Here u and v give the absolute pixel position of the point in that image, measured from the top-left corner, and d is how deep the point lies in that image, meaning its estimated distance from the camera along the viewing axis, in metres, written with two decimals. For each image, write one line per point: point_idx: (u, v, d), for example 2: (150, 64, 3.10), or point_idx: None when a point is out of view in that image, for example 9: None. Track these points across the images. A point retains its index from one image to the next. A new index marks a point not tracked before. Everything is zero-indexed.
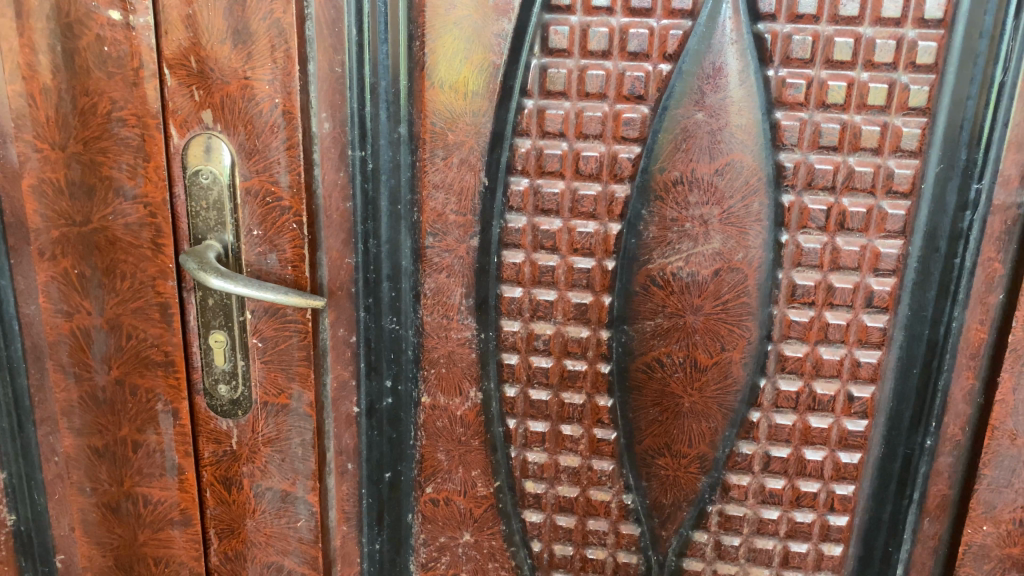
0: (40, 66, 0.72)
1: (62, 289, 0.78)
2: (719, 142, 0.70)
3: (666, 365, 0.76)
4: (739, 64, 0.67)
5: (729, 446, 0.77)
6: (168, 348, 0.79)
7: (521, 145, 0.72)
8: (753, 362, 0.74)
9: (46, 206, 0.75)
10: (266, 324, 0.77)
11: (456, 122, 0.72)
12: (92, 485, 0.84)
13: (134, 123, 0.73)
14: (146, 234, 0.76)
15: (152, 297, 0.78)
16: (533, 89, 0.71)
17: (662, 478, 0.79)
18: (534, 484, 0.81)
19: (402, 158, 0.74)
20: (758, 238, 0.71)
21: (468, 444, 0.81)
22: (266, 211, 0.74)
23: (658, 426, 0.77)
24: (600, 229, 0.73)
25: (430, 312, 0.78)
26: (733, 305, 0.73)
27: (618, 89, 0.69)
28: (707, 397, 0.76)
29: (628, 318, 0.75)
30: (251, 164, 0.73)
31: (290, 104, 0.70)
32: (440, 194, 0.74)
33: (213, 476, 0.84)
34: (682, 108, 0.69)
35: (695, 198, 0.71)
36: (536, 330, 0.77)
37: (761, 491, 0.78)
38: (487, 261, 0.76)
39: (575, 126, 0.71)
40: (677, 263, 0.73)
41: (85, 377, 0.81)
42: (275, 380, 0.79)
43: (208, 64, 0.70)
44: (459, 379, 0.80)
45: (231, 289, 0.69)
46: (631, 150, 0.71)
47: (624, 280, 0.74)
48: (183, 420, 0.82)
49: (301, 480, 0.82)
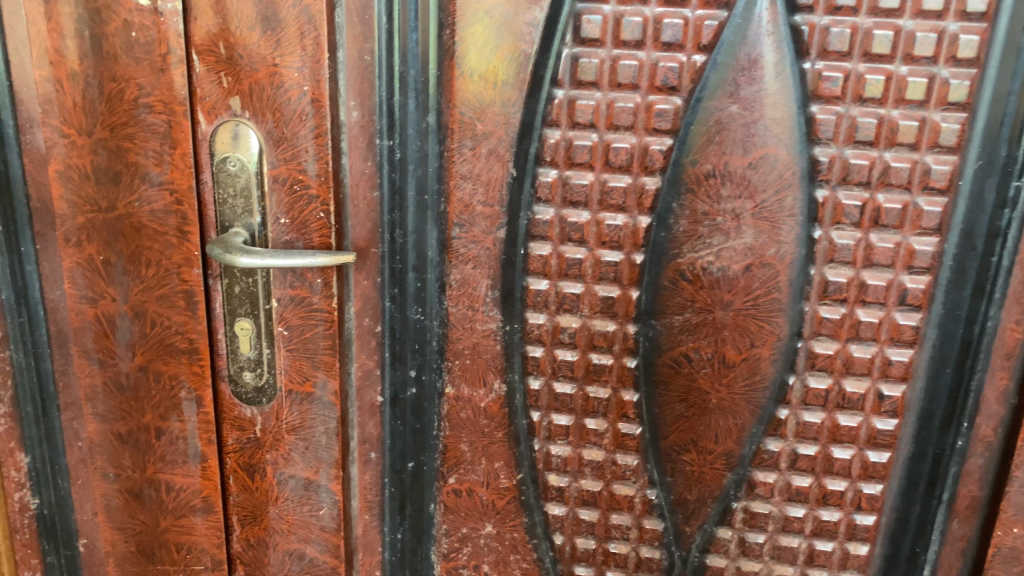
0: (67, 51, 0.72)
1: (87, 276, 0.78)
2: (753, 136, 0.68)
3: (693, 360, 0.74)
4: (776, 57, 0.66)
5: (756, 443, 0.76)
6: (193, 335, 0.79)
7: (550, 136, 0.70)
8: (783, 359, 0.73)
9: (73, 192, 0.76)
10: (292, 312, 0.77)
11: (485, 112, 0.71)
12: (115, 471, 0.85)
13: (160, 109, 0.72)
14: (172, 221, 0.76)
15: (177, 284, 0.78)
16: (564, 79, 0.69)
17: (687, 474, 0.78)
18: (558, 477, 0.81)
19: (430, 148, 0.73)
20: (790, 233, 0.70)
21: (491, 436, 0.81)
22: (292, 200, 0.74)
23: (684, 422, 0.77)
24: (629, 222, 0.71)
25: (455, 304, 0.77)
26: (764, 301, 0.72)
27: (650, 79, 0.68)
28: (735, 393, 0.75)
29: (655, 312, 0.74)
30: (278, 152, 0.73)
31: (318, 92, 0.70)
32: (468, 185, 0.73)
33: (237, 463, 0.84)
34: (716, 101, 0.68)
35: (727, 191, 0.70)
36: (562, 323, 0.76)
37: (787, 489, 0.77)
38: (514, 253, 0.75)
39: (606, 117, 0.69)
40: (707, 258, 0.71)
41: (109, 363, 0.81)
42: (300, 368, 0.79)
43: (237, 50, 0.70)
44: (483, 370, 0.79)
45: (258, 265, 0.70)
46: (662, 142, 0.69)
47: (652, 274, 0.73)
48: (207, 408, 0.82)
49: (324, 468, 0.83)
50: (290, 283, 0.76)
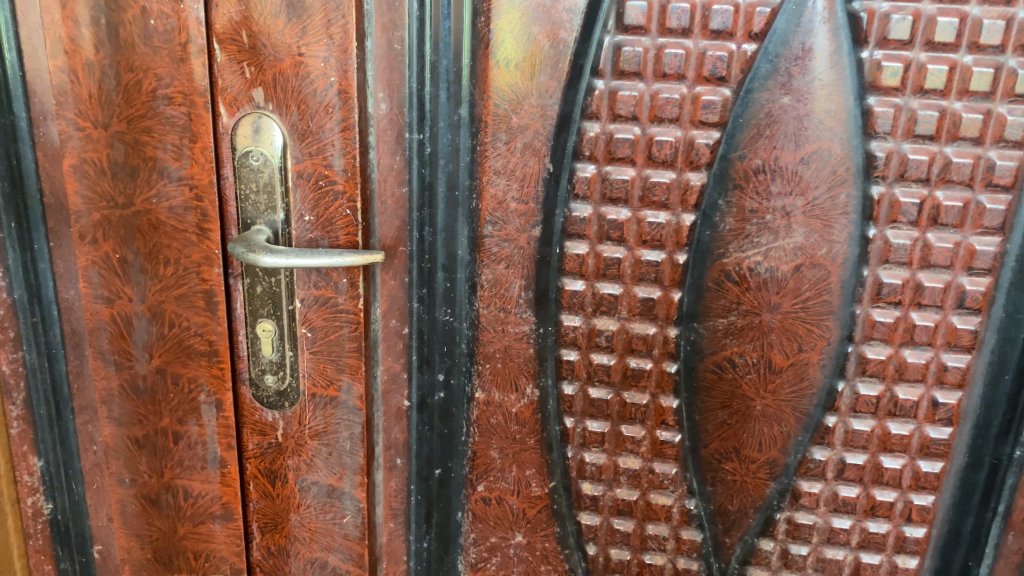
0: (83, 40, 0.69)
1: (102, 275, 0.75)
2: (805, 129, 0.64)
3: (738, 365, 0.71)
4: (831, 45, 0.62)
5: (802, 452, 0.73)
6: (213, 337, 0.76)
7: (589, 129, 0.67)
8: (832, 364, 0.70)
9: (88, 187, 0.73)
10: (316, 313, 0.74)
11: (521, 104, 0.67)
12: (131, 477, 0.82)
13: (180, 100, 0.69)
14: (191, 218, 0.72)
15: (197, 284, 0.74)
16: (605, 70, 0.65)
17: (729, 483, 0.75)
18: (591, 485, 0.77)
19: (462, 142, 0.69)
20: (843, 232, 0.66)
21: (523, 443, 0.77)
22: (318, 196, 0.71)
23: (727, 430, 0.73)
24: (672, 220, 0.68)
25: (486, 305, 0.74)
26: (813, 303, 0.68)
27: (697, 69, 0.64)
28: (781, 400, 0.71)
29: (698, 315, 0.70)
30: (303, 146, 0.69)
31: (346, 83, 0.67)
32: (502, 180, 0.70)
33: (257, 468, 0.81)
34: (767, 92, 0.64)
35: (777, 188, 0.66)
36: (598, 326, 0.72)
37: (834, 499, 0.74)
38: (549, 252, 0.71)
39: (649, 109, 0.65)
40: (754, 258, 0.68)
41: (126, 365, 0.78)
42: (324, 371, 0.76)
43: (261, 39, 0.67)
44: (515, 374, 0.75)
45: (283, 264, 0.66)
46: (708, 135, 0.65)
47: (695, 274, 0.69)
48: (227, 413, 0.79)
49: (348, 475, 0.80)
50: (314, 283, 0.73)
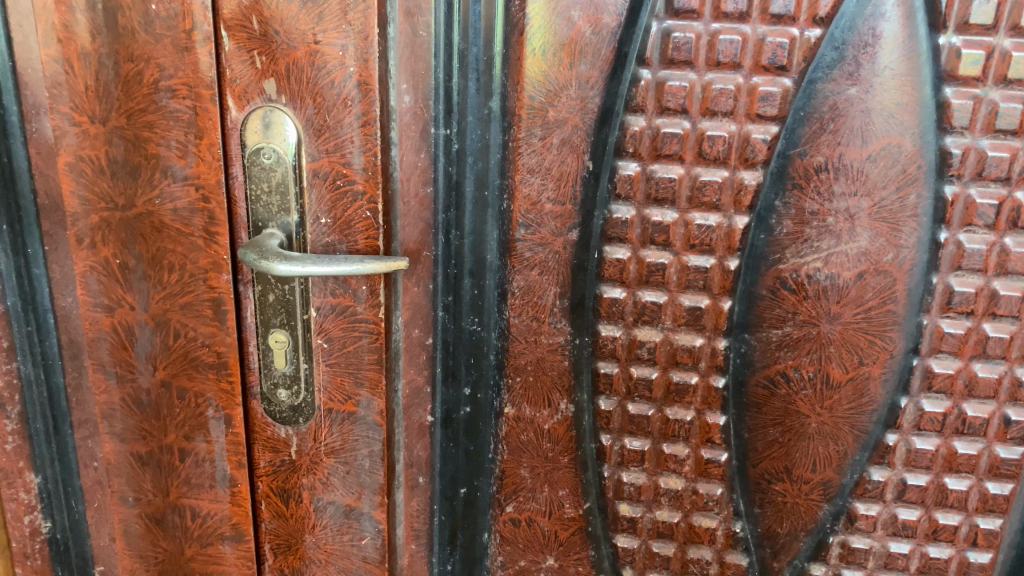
0: (78, 27, 0.63)
1: (102, 281, 0.70)
2: (873, 124, 0.58)
3: (792, 380, 0.65)
4: (905, 30, 0.56)
5: (859, 472, 0.68)
6: (221, 349, 0.70)
7: (634, 123, 0.61)
8: (895, 378, 0.64)
9: (85, 187, 0.67)
10: (333, 323, 0.69)
11: (558, 96, 0.61)
12: (135, 495, 0.77)
13: (184, 93, 0.63)
14: (198, 221, 0.67)
15: (204, 291, 0.69)
16: (652, 58, 0.59)
17: (779, 505, 0.69)
18: (629, 507, 0.72)
19: (492, 137, 0.64)
20: (911, 236, 0.60)
21: (556, 461, 0.72)
22: (335, 197, 0.65)
23: (778, 448, 0.68)
24: (723, 223, 0.62)
25: (518, 315, 0.68)
26: (877, 313, 0.63)
27: (755, 58, 0.58)
28: (838, 417, 0.66)
29: (750, 326, 0.65)
30: (319, 143, 0.64)
31: (366, 74, 0.61)
32: (536, 179, 0.64)
33: (269, 487, 0.76)
34: (832, 83, 0.58)
35: (841, 188, 0.60)
36: (640, 337, 0.66)
37: (892, 522, 0.68)
38: (587, 257, 0.65)
39: (701, 101, 0.59)
40: (814, 264, 0.62)
41: (128, 378, 0.73)
42: (341, 385, 0.71)
43: (273, 25, 0.61)
44: (548, 389, 0.69)
45: (299, 272, 0.61)
46: (766, 130, 0.59)
47: (748, 281, 0.63)
48: (236, 429, 0.73)
49: (367, 495, 0.74)
50: (331, 291, 0.67)
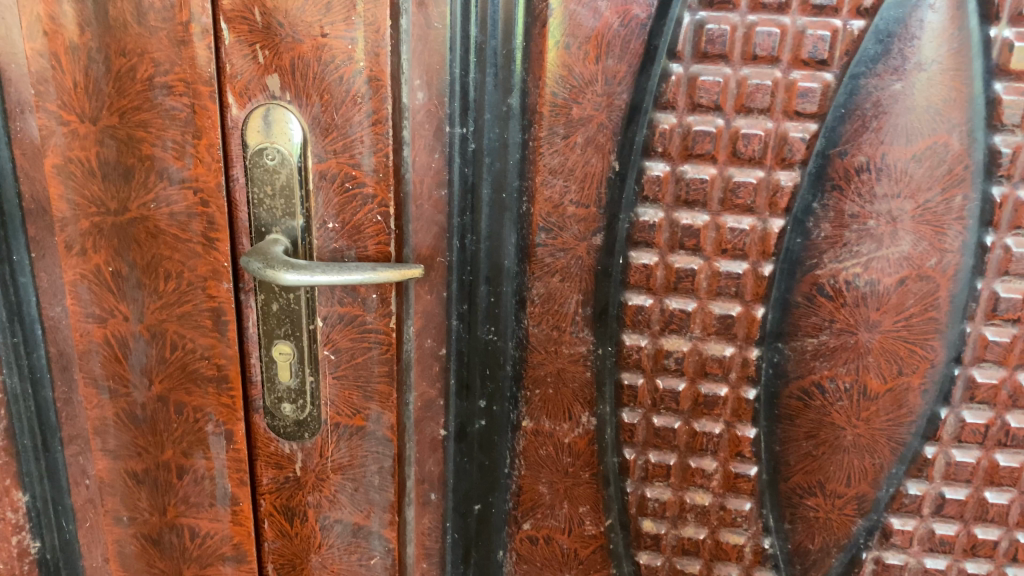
0: (65, 19, 0.59)
1: (93, 291, 0.66)
2: (918, 121, 0.55)
3: (828, 392, 0.62)
4: (955, 22, 0.53)
5: (895, 486, 0.64)
6: (222, 361, 0.66)
7: (663, 121, 0.57)
8: (935, 389, 0.61)
9: (75, 191, 0.63)
10: (341, 333, 0.65)
11: (582, 93, 0.57)
12: (130, 514, 0.73)
13: (181, 90, 0.59)
14: (196, 226, 0.63)
15: (203, 300, 0.65)
16: (684, 51, 0.56)
17: (811, 520, 0.66)
18: (653, 523, 0.68)
19: (511, 136, 0.60)
20: (956, 240, 0.57)
21: (576, 477, 0.68)
22: (344, 200, 0.61)
23: (811, 462, 0.65)
24: (758, 226, 0.58)
25: (537, 323, 0.64)
26: (918, 321, 0.59)
27: (794, 51, 0.54)
28: (875, 429, 0.63)
29: (784, 335, 0.61)
30: (327, 142, 0.60)
31: (377, 69, 0.57)
32: (558, 181, 0.60)
33: (273, 505, 0.72)
34: (875, 78, 0.55)
35: (883, 189, 0.57)
36: (667, 346, 0.63)
37: (929, 538, 0.65)
38: (611, 263, 0.62)
39: (736, 98, 0.56)
40: (853, 269, 0.59)
41: (121, 393, 0.69)
42: (349, 399, 0.67)
43: (277, 17, 0.57)
44: (569, 401, 0.66)
45: (307, 282, 0.57)
46: (805, 129, 0.56)
47: (782, 288, 0.60)
48: (238, 445, 0.69)
49: (376, 513, 0.71)
50: (339, 300, 0.64)
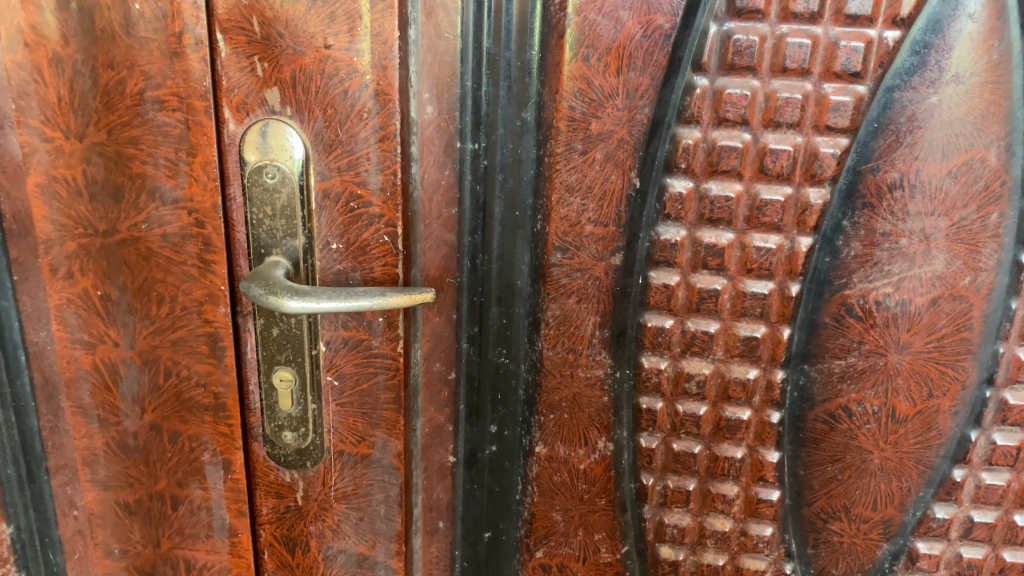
0: (48, 29, 0.54)
1: (81, 316, 0.61)
2: (954, 136, 0.53)
3: (855, 415, 0.60)
4: (994, 32, 0.51)
5: (921, 509, 0.62)
6: (219, 388, 0.63)
7: (687, 136, 0.54)
8: (965, 411, 0.59)
9: (60, 211, 0.58)
10: (345, 359, 0.62)
11: (602, 106, 0.54)
12: (122, 547, 0.68)
13: (174, 105, 0.55)
14: (190, 248, 0.59)
15: (199, 325, 0.61)
16: (710, 63, 0.53)
17: (835, 545, 0.64)
18: (671, 549, 0.65)
19: (525, 151, 0.57)
20: (991, 258, 0.55)
21: (591, 504, 0.65)
22: (348, 220, 0.58)
23: (836, 486, 0.62)
24: (784, 245, 0.56)
25: (552, 346, 0.61)
26: (950, 342, 0.57)
27: (826, 63, 0.52)
28: (903, 452, 0.61)
29: (810, 356, 0.59)
30: (330, 159, 0.57)
31: (385, 82, 0.54)
32: (576, 199, 0.57)
33: (272, 536, 0.68)
34: (910, 91, 0.52)
35: (917, 206, 0.54)
36: (688, 369, 0.60)
37: (957, 562, 0.63)
38: (630, 283, 0.59)
39: (764, 111, 0.53)
40: (883, 289, 0.56)
41: (112, 422, 0.64)
42: (353, 426, 0.64)
43: (277, 27, 0.53)
44: (584, 426, 0.63)
45: (314, 309, 0.53)
46: (836, 143, 0.53)
47: (810, 309, 0.58)
48: (236, 475, 0.66)
49: (382, 542, 0.68)
50: (343, 324, 0.61)
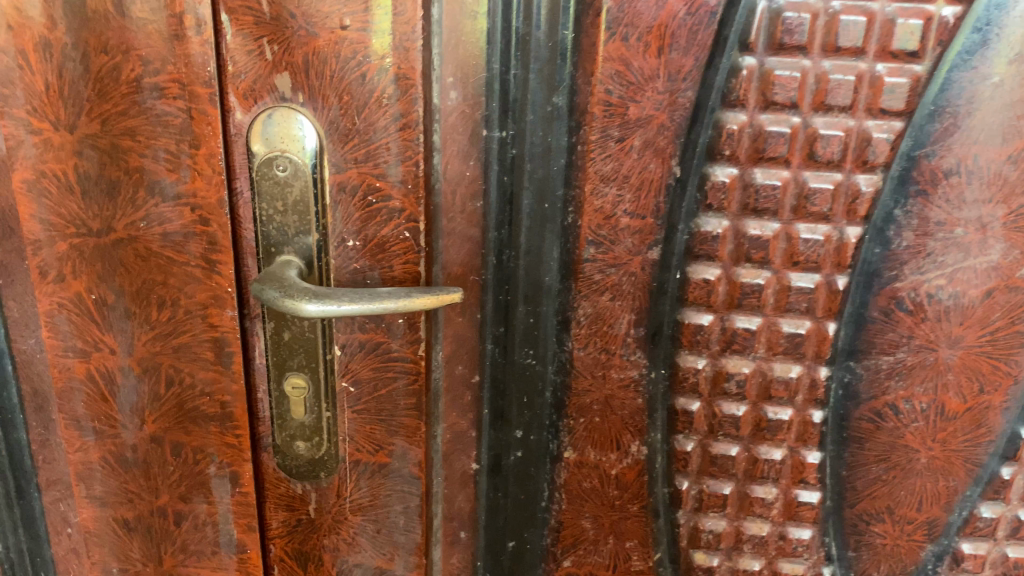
0: (32, 10, 0.49)
1: (73, 322, 0.57)
2: (1016, 119, 0.50)
3: (902, 413, 0.57)
4: None
5: (967, 509, 0.59)
6: (225, 398, 0.59)
7: (731, 121, 0.51)
8: (1016, 407, 0.57)
9: (48, 210, 0.54)
10: (363, 364, 0.58)
11: (641, 90, 0.51)
12: (121, 566, 0.64)
13: (175, 93, 0.51)
14: (194, 247, 0.55)
15: (203, 330, 0.57)
16: (757, 42, 0.49)
17: (877, 548, 0.61)
18: (706, 555, 0.62)
19: (556, 139, 0.53)
20: None
21: (623, 510, 0.62)
22: (366, 216, 0.54)
23: (880, 487, 0.59)
24: (833, 236, 0.53)
25: (583, 346, 0.58)
26: (1004, 335, 0.55)
27: (882, 42, 0.48)
28: (951, 451, 0.58)
29: (856, 352, 0.56)
30: (346, 150, 0.52)
31: (407, 66, 0.50)
32: (611, 189, 0.53)
33: (283, 550, 0.64)
34: (970, 71, 0.49)
35: (973, 194, 0.52)
36: (728, 368, 0.57)
37: (1003, 562, 0.60)
38: (667, 279, 0.55)
39: (814, 94, 0.50)
40: (936, 281, 0.54)
41: (109, 434, 0.60)
42: (371, 434, 0.60)
43: (289, 7, 0.49)
44: (617, 430, 0.60)
45: (332, 313, 0.48)
46: (889, 127, 0.50)
47: (858, 303, 0.55)
48: (245, 488, 0.61)
49: (400, 555, 0.64)
50: (360, 326, 0.57)
